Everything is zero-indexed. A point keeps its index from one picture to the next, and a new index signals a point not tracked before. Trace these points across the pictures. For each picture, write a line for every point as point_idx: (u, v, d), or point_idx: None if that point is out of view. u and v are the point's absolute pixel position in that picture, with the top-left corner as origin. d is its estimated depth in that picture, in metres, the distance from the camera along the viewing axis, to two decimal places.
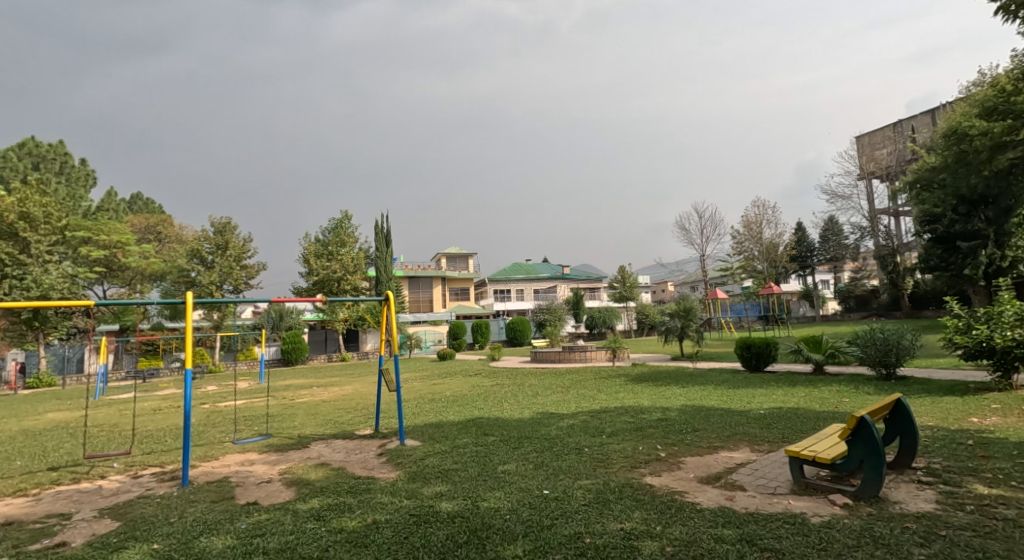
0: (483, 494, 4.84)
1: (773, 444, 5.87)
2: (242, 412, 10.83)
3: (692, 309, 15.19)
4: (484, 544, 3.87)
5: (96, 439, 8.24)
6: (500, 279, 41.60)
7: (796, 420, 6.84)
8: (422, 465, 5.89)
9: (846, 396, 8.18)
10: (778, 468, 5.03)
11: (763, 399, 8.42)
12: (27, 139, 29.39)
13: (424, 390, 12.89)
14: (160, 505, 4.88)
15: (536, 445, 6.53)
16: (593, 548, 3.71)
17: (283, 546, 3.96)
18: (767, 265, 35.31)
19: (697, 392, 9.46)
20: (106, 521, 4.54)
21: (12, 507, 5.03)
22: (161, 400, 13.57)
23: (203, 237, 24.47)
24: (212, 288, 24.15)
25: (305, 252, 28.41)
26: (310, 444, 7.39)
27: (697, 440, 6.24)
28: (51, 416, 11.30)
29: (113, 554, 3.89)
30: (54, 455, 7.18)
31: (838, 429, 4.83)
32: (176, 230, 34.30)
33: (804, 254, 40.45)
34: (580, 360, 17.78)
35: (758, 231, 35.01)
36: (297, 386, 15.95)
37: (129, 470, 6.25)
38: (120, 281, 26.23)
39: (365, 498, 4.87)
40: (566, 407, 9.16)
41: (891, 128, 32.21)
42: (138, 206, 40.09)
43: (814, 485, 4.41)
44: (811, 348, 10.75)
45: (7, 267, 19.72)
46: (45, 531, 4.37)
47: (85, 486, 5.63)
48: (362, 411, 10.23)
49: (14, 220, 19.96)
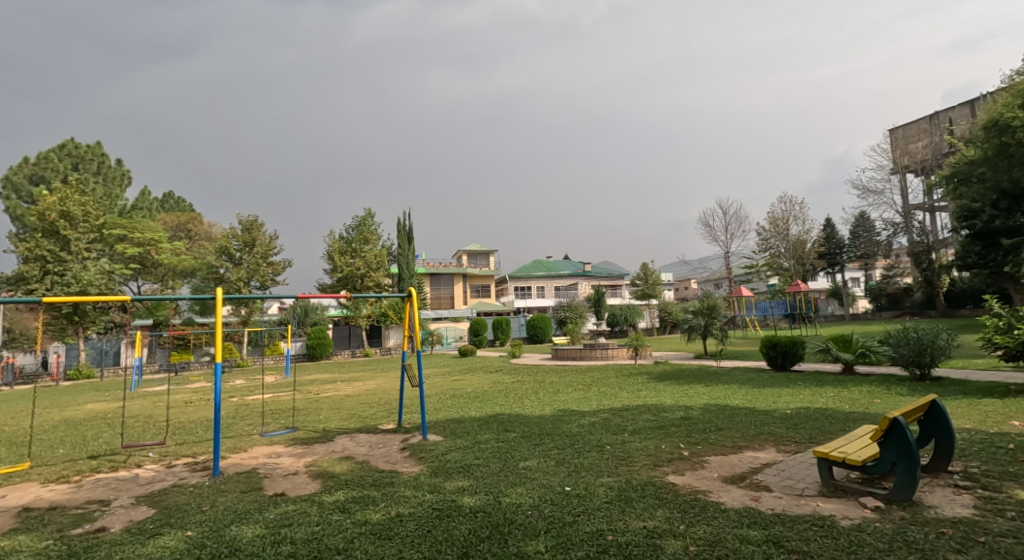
0: (505, 489, 4.86)
1: (801, 445, 5.77)
2: (268, 405, 11.04)
3: (716, 306, 14.97)
4: (507, 539, 3.89)
5: (133, 430, 8.50)
6: (521, 276, 41.63)
7: (825, 420, 6.72)
8: (444, 460, 5.95)
9: (877, 397, 8.03)
10: (805, 469, 4.94)
11: (790, 399, 8.28)
12: (67, 140, 30.35)
13: (446, 386, 12.99)
14: (193, 494, 5.02)
15: (557, 442, 6.53)
16: (616, 545, 3.71)
17: (310, 536, 4.04)
18: (794, 263, 34.73)
19: (721, 391, 9.31)
20: (142, 508, 4.69)
21: (55, 493, 5.22)
22: (192, 392, 13.93)
23: (231, 235, 25.00)
24: (240, 284, 24.64)
25: (329, 249, 28.87)
26: (335, 437, 7.52)
27: (722, 439, 6.17)
28: (87, 407, 11.69)
29: (149, 540, 4.01)
30: (94, 444, 7.43)
31: (869, 429, 4.73)
32: (206, 228, 35.10)
33: (833, 252, 39.83)
34: (601, 357, 17.71)
35: (785, 227, 34.39)
36: (322, 381, 16.18)
37: (163, 459, 6.43)
38: (154, 277, 26.85)
39: (389, 492, 4.94)
40: (587, 405, 9.15)
41: (927, 120, 31.27)
42: (170, 204, 41.09)
43: (842, 487, 4.32)
44: (841, 347, 10.53)
45: (48, 264, 20.65)
46: (85, 517, 4.53)
47: (122, 474, 5.81)
48: (384, 406, 10.33)
49: (55, 219, 20.67)
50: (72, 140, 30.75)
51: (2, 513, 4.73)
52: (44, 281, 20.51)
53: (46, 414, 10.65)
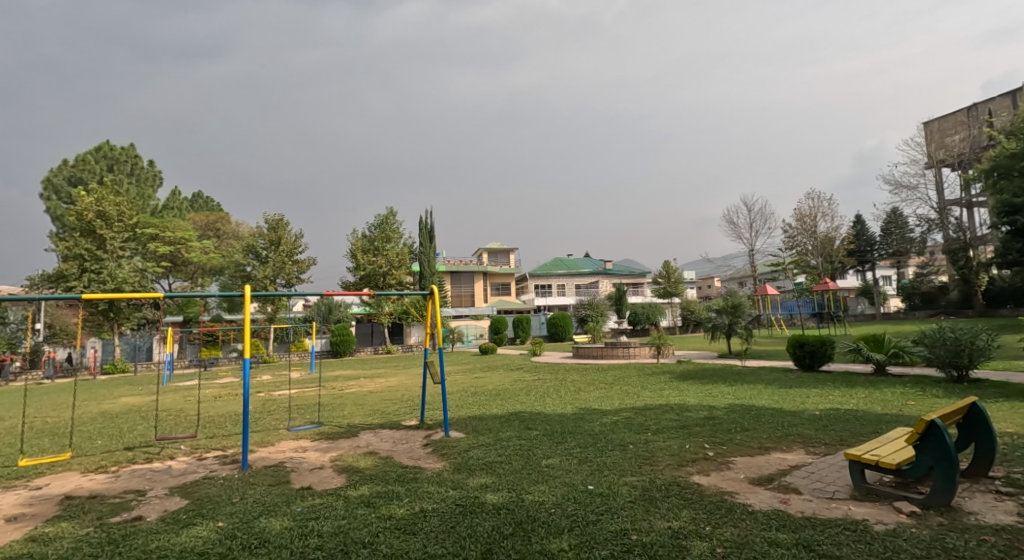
0: (527, 487, 4.86)
1: (831, 447, 5.65)
2: (294, 401, 11.24)
3: (740, 305, 14.75)
4: (530, 536, 3.88)
5: (165, 423, 8.72)
6: (541, 274, 41.56)
7: (856, 422, 6.56)
8: (466, 456, 5.97)
9: (912, 399, 7.80)
10: (836, 472, 4.83)
11: (819, 400, 8.13)
12: (103, 143, 31.23)
13: (467, 384, 13.04)
14: (223, 486, 5.12)
15: (580, 440, 6.49)
16: (641, 545, 3.68)
17: (336, 529, 4.09)
18: (822, 261, 34.04)
19: (747, 391, 9.18)
20: (176, 499, 4.80)
21: (95, 482, 5.38)
22: (220, 388, 14.22)
23: (258, 234, 25.43)
24: (266, 282, 25.11)
25: (352, 248, 29.18)
26: (359, 433, 7.59)
27: (748, 440, 6.09)
28: (122, 400, 12.06)
29: (183, 530, 4.10)
30: (129, 436, 7.64)
31: (903, 432, 4.62)
32: (234, 227, 35.76)
33: (864, 249, 38.77)
34: (623, 356, 17.59)
35: (813, 224, 33.70)
36: (346, 378, 16.36)
37: (194, 452, 6.58)
38: (184, 275, 27.51)
39: (412, 487, 4.98)
40: (609, 404, 9.09)
41: (965, 112, 30.41)
42: (199, 204, 42.00)
43: (876, 491, 4.22)
44: (872, 347, 10.27)
45: (86, 262, 21.26)
46: (123, 506, 4.65)
47: (156, 466, 5.96)
48: (407, 403, 10.42)
49: (92, 218, 21.27)
50: (108, 142, 31.63)
51: (46, 500, 4.89)
52: (82, 279, 21.15)
53: (83, 407, 11.00)
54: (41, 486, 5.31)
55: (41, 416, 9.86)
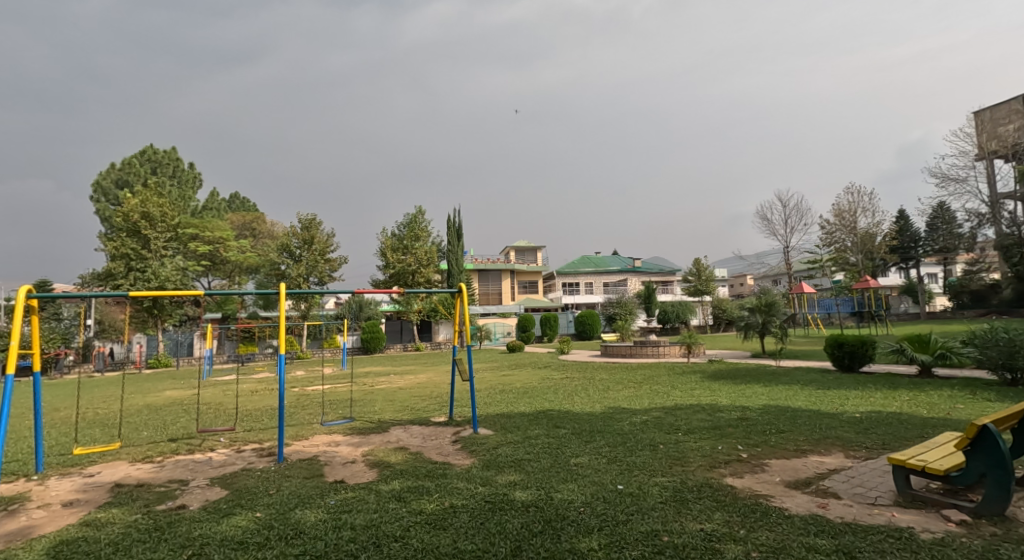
0: (557, 486, 4.84)
1: (872, 451, 5.47)
2: (327, 396, 11.48)
3: (774, 304, 14.42)
4: (559, 534, 3.87)
5: (206, 416, 9.00)
6: (568, 272, 41.36)
7: (899, 426, 6.34)
8: (494, 454, 5.99)
9: (960, 403, 7.50)
10: (878, 477, 4.68)
11: (859, 402, 7.88)
12: (147, 147, 32.32)
13: (496, 381, 13.09)
14: (261, 478, 5.25)
15: (609, 440, 6.45)
16: (673, 547, 3.63)
17: (369, 523, 4.15)
18: (862, 258, 33.06)
19: (782, 392, 8.99)
20: (216, 489, 4.94)
21: (141, 471, 5.58)
22: (257, 383, 14.60)
23: (292, 233, 25.97)
24: (300, 280, 25.64)
25: (382, 246, 29.53)
26: (390, 428, 7.69)
27: (783, 442, 5.94)
28: (165, 393, 12.49)
29: (223, 519, 4.22)
30: (173, 428, 7.92)
31: (952, 437, 4.44)
32: (269, 227, 36.61)
33: (907, 246, 37.56)
34: (652, 355, 17.42)
35: (852, 220, 32.74)
36: (376, 374, 16.63)
37: (233, 444, 6.78)
38: (222, 274, 28.33)
39: (442, 483, 5.02)
40: (639, 403, 9.00)
41: (1018, 100, 29.12)
42: (236, 205, 43.13)
43: (921, 497, 4.08)
44: (917, 348, 9.94)
45: (132, 261, 22.04)
46: (168, 494, 4.82)
47: (198, 457, 6.15)
48: (435, 399, 10.51)
49: (137, 219, 22.05)
50: (151, 146, 32.74)
51: (98, 487, 5.10)
52: (129, 277, 21.92)
53: (129, 399, 11.45)
54: (93, 474, 5.54)
55: (91, 408, 10.28)
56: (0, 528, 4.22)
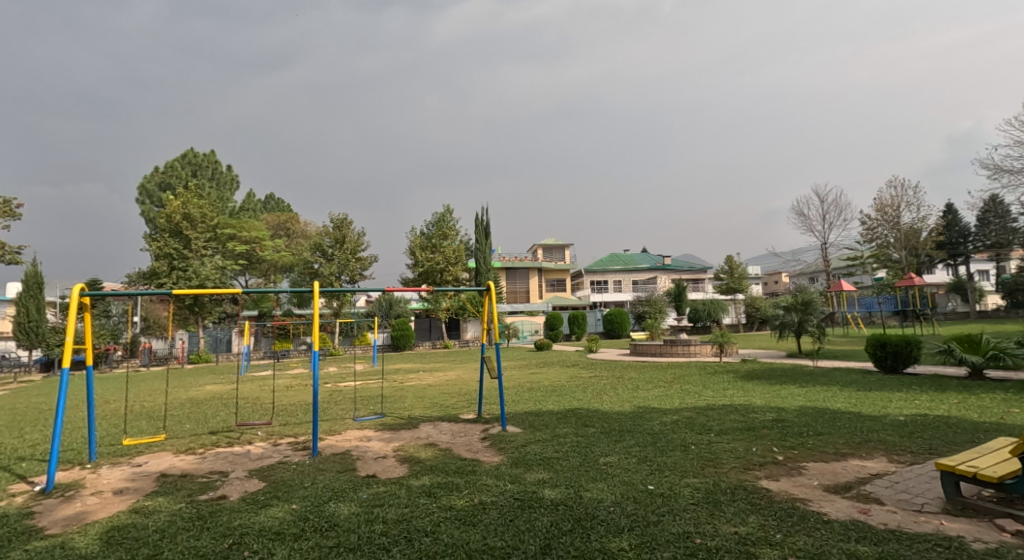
0: (586, 484, 4.82)
1: (918, 456, 5.27)
2: (359, 392, 11.66)
3: (811, 302, 14.04)
4: (589, 534, 3.84)
5: (244, 409, 9.24)
6: (597, 270, 41.11)
7: (947, 430, 6.10)
8: (523, 451, 5.99)
9: (1013, 407, 7.16)
10: (925, 483, 4.51)
11: (903, 405, 7.60)
12: (188, 150, 33.28)
13: (524, 379, 13.10)
14: (296, 471, 5.36)
15: (639, 439, 6.38)
16: (705, 549, 3.57)
17: (400, 517, 4.19)
18: (905, 255, 31.90)
19: (819, 393, 8.76)
20: (254, 481, 5.06)
21: (185, 462, 5.76)
22: (292, 378, 14.94)
23: (325, 233, 26.49)
24: (332, 278, 26.07)
25: (411, 244, 29.80)
26: (420, 424, 7.77)
27: (822, 445, 5.77)
28: (206, 388, 12.89)
29: (261, 510, 4.32)
30: (214, 421, 8.16)
31: (1006, 443, 4.25)
32: (303, 226, 37.33)
33: (956, 241, 36.16)
34: (683, 353, 17.17)
35: (895, 215, 31.64)
36: (406, 371, 16.83)
37: (270, 438, 6.94)
38: (258, 273, 29.04)
39: (471, 480, 5.03)
40: (670, 402, 8.88)
41: None
42: (271, 205, 44.14)
43: (973, 505, 3.92)
44: (966, 349, 9.57)
45: (174, 261, 22.74)
46: (209, 485, 4.95)
47: (237, 449, 6.31)
48: (464, 397, 10.57)
49: (179, 220, 22.77)
50: (192, 149, 33.71)
51: (145, 476, 5.28)
52: (171, 275, 22.64)
53: (173, 393, 11.85)
54: (141, 464, 5.73)
55: (137, 401, 10.68)
56: (58, 512, 4.40)
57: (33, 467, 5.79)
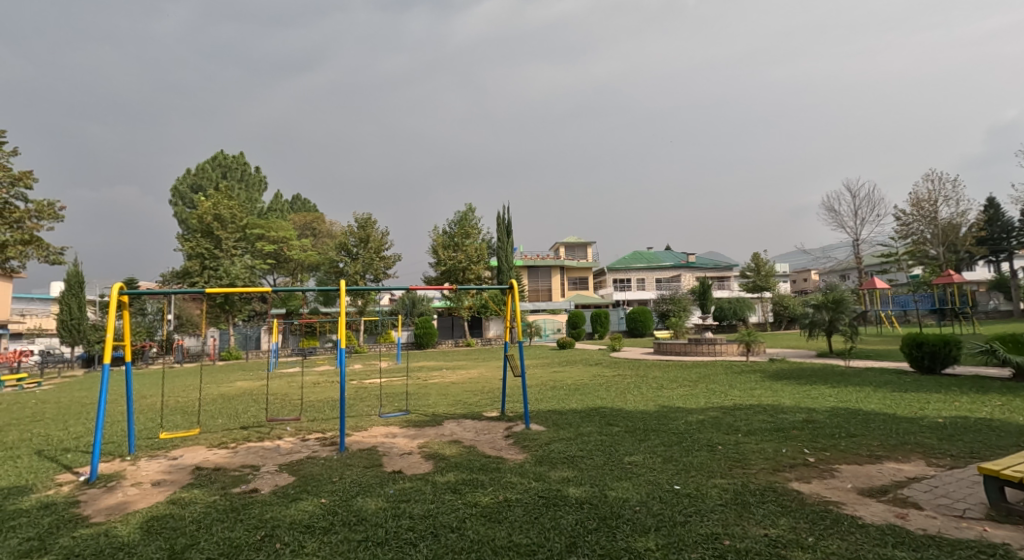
0: (611, 483, 4.79)
1: (958, 460, 5.11)
2: (384, 389, 11.79)
3: (842, 300, 13.69)
4: (615, 533, 3.81)
5: (274, 406, 9.41)
6: (620, 268, 40.81)
7: (989, 433, 5.90)
8: (548, 449, 5.98)
9: None
10: (967, 488, 4.36)
11: (942, 407, 7.35)
12: (218, 153, 34.02)
13: (547, 378, 13.06)
14: (324, 466, 5.44)
15: (664, 439, 6.31)
16: (734, 551, 3.52)
17: (426, 513, 4.22)
18: (943, 251, 30.96)
19: (852, 394, 8.55)
20: (284, 475, 5.16)
21: (218, 456, 5.89)
22: (319, 375, 15.16)
23: (349, 232, 26.75)
24: (357, 277, 26.38)
25: (434, 243, 29.98)
26: (444, 421, 7.82)
27: (855, 447, 5.63)
28: (236, 384, 13.19)
29: (292, 504, 4.39)
30: (244, 416, 8.33)
31: None
32: (329, 226, 37.86)
33: (998, 237, 34.93)
34: (708, 353, 16.95)
35: (932, 210, 30.67)
36: (429, 369, 16.96)
37: (299, 433, 7.07)
38: (286, 272, 29.54)
39: (496, 476, 5.04)
40: (695, 402, 8.76)
41: None
42: (298, 205, 44.88)
43: (1019, 511, 3.78)
44: (1010, 349, 9.24)
45: (206, 260, 23.32)
46: (241, 478, 5.06)
47: (267, 444, 6.43)
48: (488, 394, 10.58)
49: (210, 221, 23.31)
50: (222, 152, 34.45)
51: (181, 469, 5.41)
52: (203, 274, 23.25)
53: (205, 389, 12.16)
54: (177, 457, 5.89)
55: (173, 397, 10.98)
56: (100, 502, 4.55)
57: (77, 458, 6.00)
